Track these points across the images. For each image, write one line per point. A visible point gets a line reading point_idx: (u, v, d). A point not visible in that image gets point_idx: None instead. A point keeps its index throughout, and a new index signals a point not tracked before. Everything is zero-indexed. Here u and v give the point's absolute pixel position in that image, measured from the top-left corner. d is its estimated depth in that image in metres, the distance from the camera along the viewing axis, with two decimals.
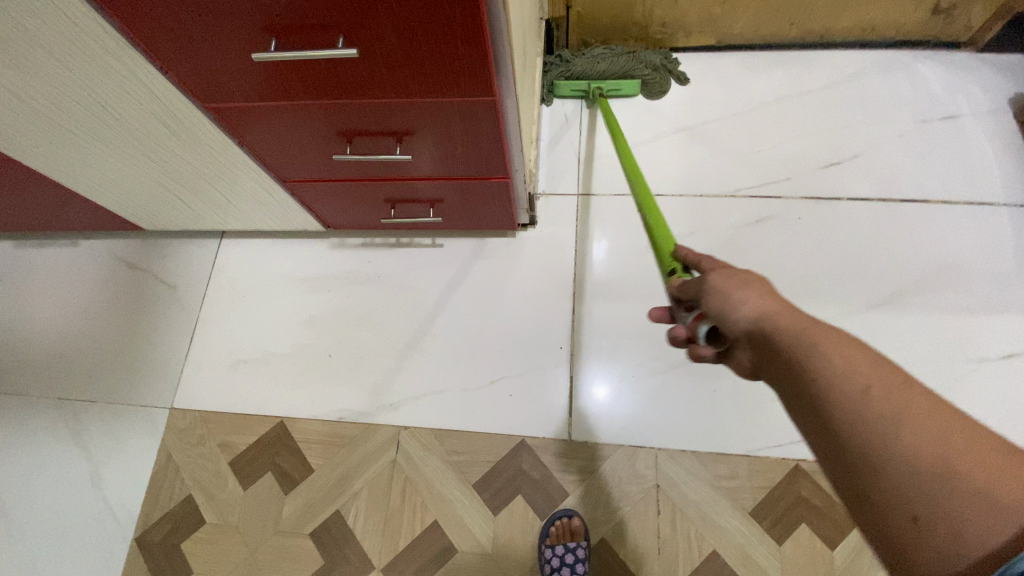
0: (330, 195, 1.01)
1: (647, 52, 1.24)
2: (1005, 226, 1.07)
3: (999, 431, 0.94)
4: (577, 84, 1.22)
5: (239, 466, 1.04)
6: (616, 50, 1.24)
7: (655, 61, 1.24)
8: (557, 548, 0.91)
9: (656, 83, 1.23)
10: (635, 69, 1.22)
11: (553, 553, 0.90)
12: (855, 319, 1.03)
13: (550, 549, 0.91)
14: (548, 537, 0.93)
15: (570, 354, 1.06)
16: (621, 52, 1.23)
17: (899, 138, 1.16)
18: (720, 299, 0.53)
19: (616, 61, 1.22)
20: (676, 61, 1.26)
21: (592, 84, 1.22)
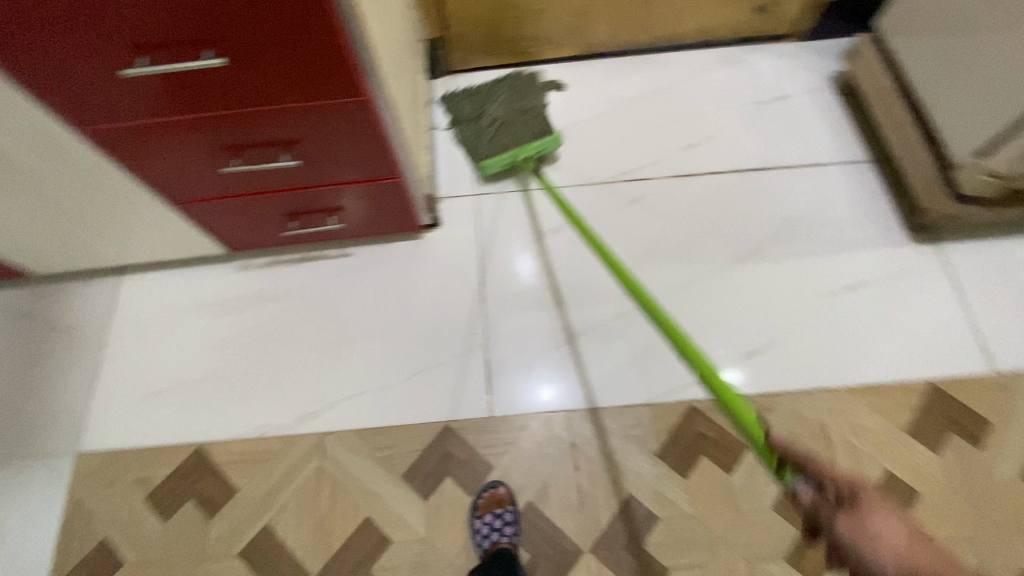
0: (228, 213, 1.03)
1: (539, 103, 1.31)
2: (837, 180, 1.25)
3: (855, 351, 1.09)
4: (505, 159, 1.21)
5: (158, 499, 1.01)
6: (520, 116, 1.27)
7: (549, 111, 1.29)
8: (486, 517, 0.96)
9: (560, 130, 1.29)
10: (545, 127, 1.25)
11: (482, 521, 0.95)
12: (727, 274, 1.17)
13: (479, 519, 0.96)
14: (477, 509, 0.98)
15: (483, 340, 1.13)
16: (525, 117, 1.27)
17: (745, 119, 1.34)
18: (858, 545, 0.46)
19: (527, 126, 1.25)
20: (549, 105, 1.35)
21: (519, 154, 1.21)
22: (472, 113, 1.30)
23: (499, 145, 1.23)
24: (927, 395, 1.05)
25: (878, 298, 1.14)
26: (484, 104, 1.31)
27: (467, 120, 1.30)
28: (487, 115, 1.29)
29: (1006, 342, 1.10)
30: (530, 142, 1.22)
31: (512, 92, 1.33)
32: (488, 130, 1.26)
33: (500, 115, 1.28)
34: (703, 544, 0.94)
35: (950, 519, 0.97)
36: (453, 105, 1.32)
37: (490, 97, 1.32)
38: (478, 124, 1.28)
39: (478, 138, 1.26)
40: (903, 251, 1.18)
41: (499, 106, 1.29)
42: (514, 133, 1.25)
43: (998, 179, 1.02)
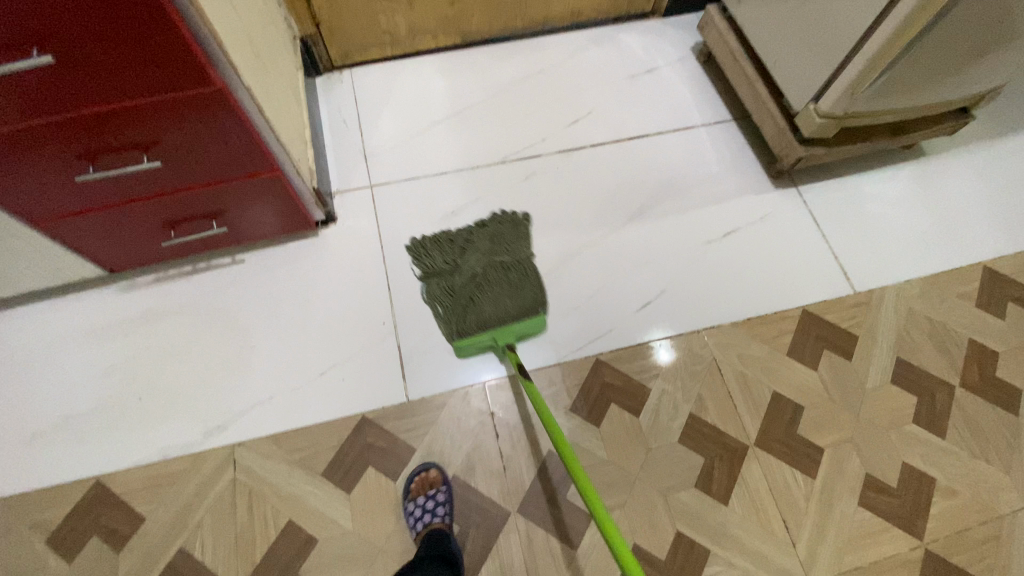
0: (95, 229, 0.98)
1: (524, 265, 1.17)
2: (707, 139, 1.37)
3: (737, 290, 1.19)
4: (484, 342, 1.07)
5: (54, 543, 0.94)
6: (501, 274, 1.15)
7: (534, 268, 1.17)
8: (419, 499, 0.97)
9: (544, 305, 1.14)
10: (531, 303, 1.12)
11: (415, 504, 0.96)
12: (619, 236, 1.24)
13: (412, 503, 0.96)
14: (410, 493, 0.98)
15: (393, 327, 1.13)
16: (508, 274, 1.15)
17: (620, 92, 1.43)
18: None
19: (511, 295, 1.12)
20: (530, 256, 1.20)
21: (497, 337, 1.07)
22: (449, 271, 1.17)
23: (480, 315, 1.10)
24: (802, 320, 1.17)
25: (752, 240, 1.25)
26: (459, 258, 1.18)
27: (441, 274, 1.16)
28: (465, 270, 1.16)
29: (862, 265, 1.24)
30: (511, 323, 1.08)
31: (491, 243, 1.21)
32: (468, 296, 1.12)
33: (479, 271, 1.15)
34: (621, 485, 1.00)
35: (832, 425, 1.09)
36: (424, 262, 1.18)
37: (466, 247, 1.20)
38: (454, 281, 1.15)
39: (456, 302, 1.12)
40: (768, 196, 1.30)
41: (479, 260, 1.17)
42: (498, 303, 1.11)
43: (834, 120, 1.14)
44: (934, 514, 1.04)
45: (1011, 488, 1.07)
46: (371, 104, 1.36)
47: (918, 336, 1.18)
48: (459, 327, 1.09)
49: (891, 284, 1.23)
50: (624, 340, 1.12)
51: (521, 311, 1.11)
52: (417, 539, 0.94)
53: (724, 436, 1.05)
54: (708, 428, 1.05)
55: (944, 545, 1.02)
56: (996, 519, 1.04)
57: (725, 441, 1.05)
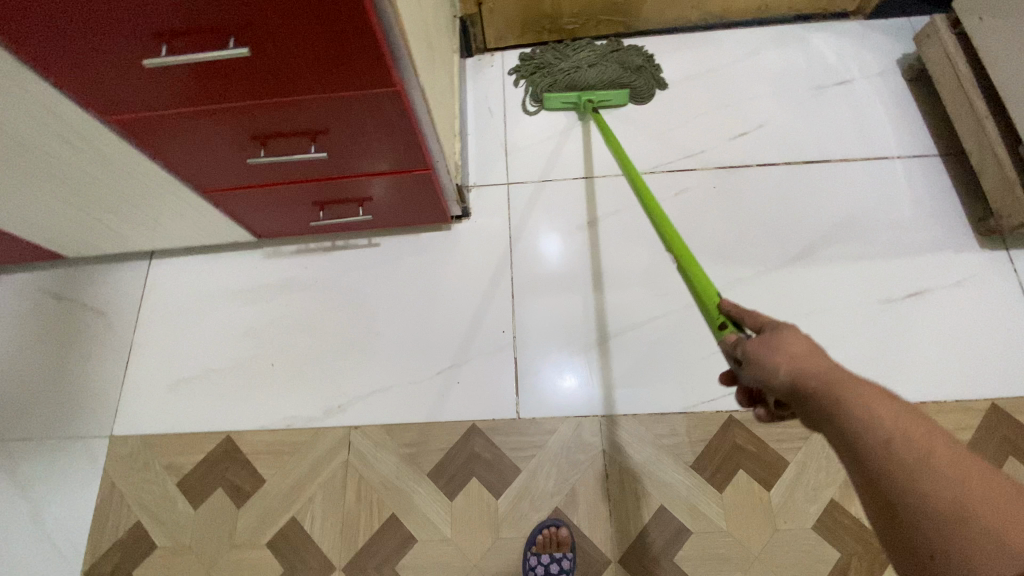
0: (254, 202, 1.01)
1: (628, 58, 1.25)
2: (900, 176, 1.16)
3: (909, 365, 1.02)
4: (567, 97, 1.23)
5: (187, 485, 1.02)
6: (603, 56, 1.25)
7: (639, 64, 1.25)
8: (543, 556, 0.92)
9: (645, 87, 1.25)
10: (621, 78, 1.23)
11: (539, 561, 0.91)
12: (774, 277, 1.10)
13: (535, 557, 0.92)
14: (534, 545, 0.94)
15: (513, 337, 1.09)
16: (609, 65, 1.23)
17: (801, 105, 1.24)
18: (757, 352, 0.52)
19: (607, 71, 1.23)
20: (656, 62, 1.29)
21: (581, 95, 1.22)
22: (556, 58, 1.26)
23: (568, 75, 1.23)
24: (989, 416, 0.98)
25: (940, 307, 1.06)
26: (569, 49, 1.27)
27: (549, 61, 1.26)
28: (571, 60, 1.25)
29: None
30: (597, 87, 1.23)
31: (606, 49, 1.27)
32: (566, 71, 1.24)
33: (584, 62, 1.24)
34: (738, 562, 0.91)
35: None
36: (535, 52, 1.28)
37: (582, 47, 1.27)
38: (559, 66, 1.24)
39: (555, 70, 1.24)
40: (969, 257, 1.09)
41: (587, 53, 1.25)
42: (590, 75, 1.22)
43: None
44: None
45: None
46: (518, 91, 1.29)
47: None
48: (550, 82, 1.24)
49: None
50: None
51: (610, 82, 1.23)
52: None
53: (869, 533, 0.91)
54: (850, 520, 0.92)
55: None
56: None
57: (870, 539, 0.91)
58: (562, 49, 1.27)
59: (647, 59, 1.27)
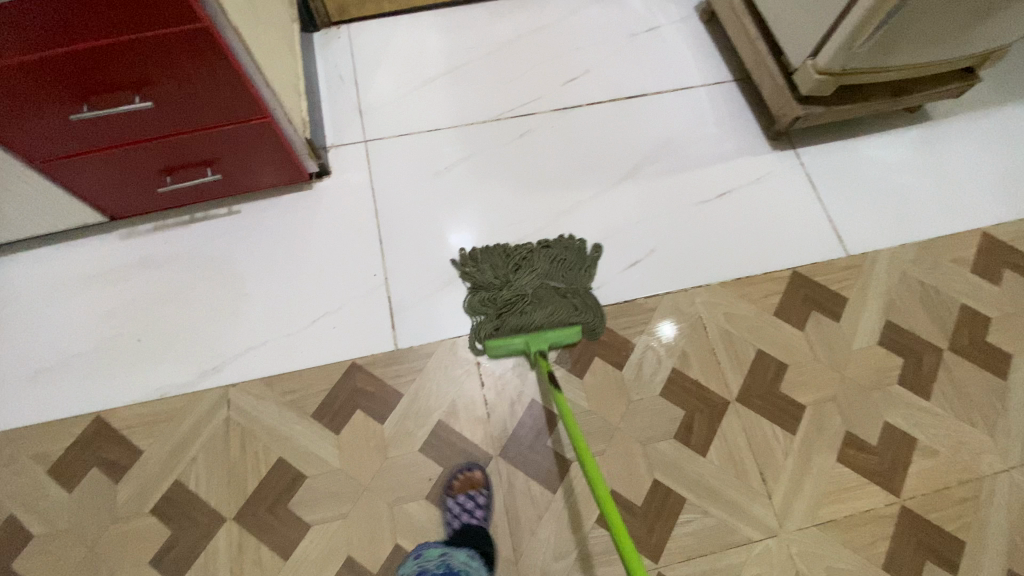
0: (92, 172, 1.00)
1: (577, 283, 1.13)
2: (705, 100, 1.35)
3: (726, 251, 1.19)
4: (513, 345, 1.05)
5: (58, 471, 0.99)
6: (551, 297, 1.10)
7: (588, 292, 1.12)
8: (460, 497, 0.97)
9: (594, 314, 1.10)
10: (575, 314, 1.09)
11: (456, 501, 0.96)
12: (611, 195, 1.24)
13: (452, 498, 0.97)
14: (451, 488, 0.99)
15: (384, 280, 1.15)
16: (559, 298, 1.10)
17: (619, 51, 1.40)
18: None
19: (555, 314, 1.09)
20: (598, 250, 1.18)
21: (529, 343, 1.05)
22: (497, 284, 1.12)
23: (519, 314, 1.09)
24: (792, 282, 1.17)
25: (745, 201, 1.24)
26: (511, 273, 1.13)
27: (490, 287, 1.13)
28: (516, 290, 1.11)
29: (855, 228, 1.23)
30: (546, 331, 1.06)
31: (551, 265, 1.15)
32: (513, 308, 1.10)
33: (528, 292, 1.11)
34: (601, 434, 1.03)
35: (815, 383, 1.09)
36: (473, 270, 1.14)
37: (523, 265, 1.15)
38: (500, 294, 1.11)
39: (498, 312, 1.10)
40: (764, 158, 1.29)
41: (533, 277, 1.13)
42: (540, 314, 1.09)
43: (831, 76, 1.11)
44: (909, 470, 1.04)
45: (993, 451, 1.07)
46: (367, 61, 1.35)
47: (909, 299, 1.17)
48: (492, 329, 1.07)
49: (883, 249, 1.22)
50: (612, 298, 1.14)
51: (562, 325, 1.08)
52: (448, 534, 0.96)
53: (706, 390, 1.06)
54: (689, 382, 1.07)
55: (921, 502, 1.03)
56: (975, 480, 1.05)
57: (707, 395, 1.06)
58: (503, 290, 1.12)
59: (588, 262, 1.16)
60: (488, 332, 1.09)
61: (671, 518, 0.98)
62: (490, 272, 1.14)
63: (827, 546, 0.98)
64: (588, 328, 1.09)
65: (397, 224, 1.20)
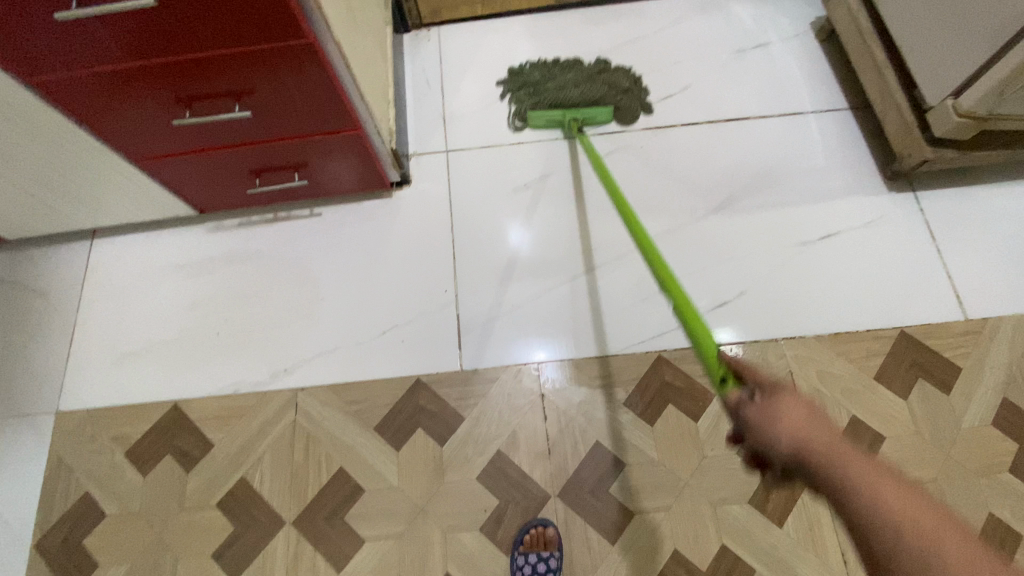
0: (189, 170, 1.02)
1: (617, 80, 1.25)
2: (813, 129, 1.23)
3: (825, 299, 1.09)
4: (553, 116, 1.20)
5: (135, 455, 1.04)
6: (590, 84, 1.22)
7: (627, 85, 1.25)
8: (530, 555, 0.93)
9: (629, 108, 1.24)
10: (611, 95, 1.23)
11: (526, 560, 0.93)
12: (700, 227, 1.16)
13: (522, 557, 0.93)
14: (522, 545, 0.95)
15: (455, 294, 1.13)
16: (597, 85, 1.23)
17: (722, 69, 1.30)
18: (764, 427, 0.55)
19: (592, 93, 1.21)
20: (644, 85, 1.29)
21: (567, 114, 1.20)
22: (542, 78, 1.27)
23: (557, 93, 1.22)
24: (898, 343, 1.05)
25: (851, 246, 1.13)
26: (556, 70, 1.27)
27: (534, 83, 1.26)
28: (557, 79, 1.25)
29: (979, 288, 1.10)
30: (581, 105, 1.21)
31: (597, 70, 1.27)
32: (552, 89, 1.24)
33: (569, 81, 1.24)
34: (669, 488, 0.97)
35: (915, 461, 0.98)
36: (525, 68, 1.29)
37: (570, 66, 1.27)
38: (544, 86, 1.25)
39: (541, 88, 1.25)
40: (877, 201, 1.17)
41: (576, 74, 1.25)
42: (576, 90, 1.21)
43: (975, 120, 0.97)
44: None
45: None
46: (455, 63, 1.32)
47: None
48: (535, 101, 1.22)
49: (1011, 316, 1.08)
50: (692, 340, 1.07)
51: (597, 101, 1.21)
52: None
53: None
54: None
55: None
56: None
57: None
58: (549, 78, 1.26)
59: (634, 80, 1.27)
60: (528, 108, 1.22)
61: None
62: (538, 70, 1.28)
63: None
64: (620, 107, 1.24)
65: (474, 238, 1.17)
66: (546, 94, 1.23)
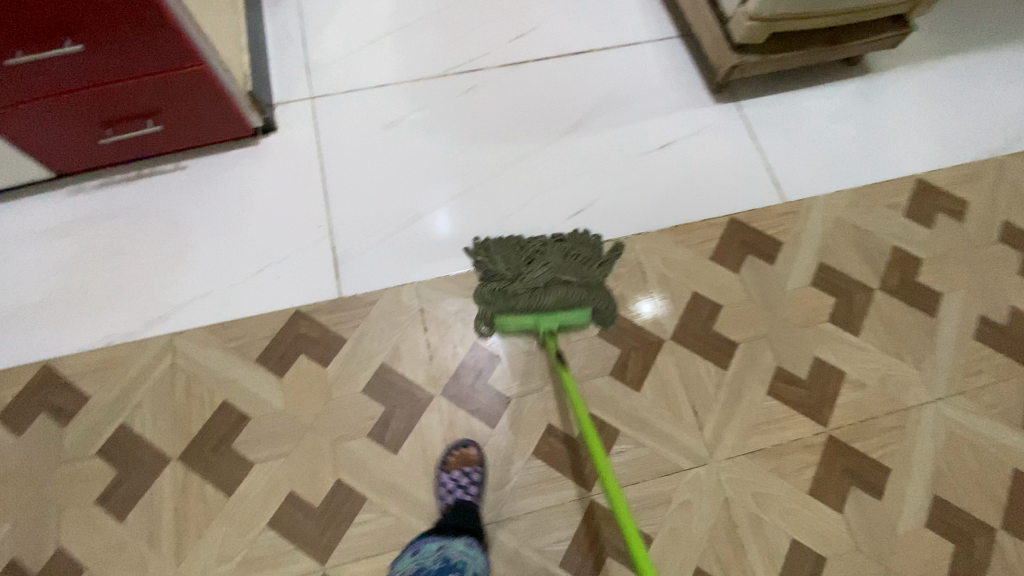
0: (30, 123, 1.01)
1: (590, 277, 1.11)
2: (649, 55, 1.37)
3: (666, 198, 1.22)
4: (524, 322, 1.07)
5: (5, 417, 1.01)
6: (564, 290, 1.08)
7: (599, 282, 1.11)
8: (454, 473, 0.97)
9: (607, 311, 1.10)
10: (587, 298, 1.09)
11: (450, 477, 0.96)
12: (556, 147, 1.27)
13: (447, 475, 0.97)
14: (446, 464, 0.99)
15: (329, 230, 1.17)
16: (569, 289, 1.09)
17: (567, 8, 1.42)
18: None
19: (566, 295, 1.08)
20: (619, 253, 1.15)
21: (540, 321, 1.06)
22: (508, 271, 1.11)
23: (527, 299, 1.07)
24: (729, 228, 1.20)
25: (686, 151, 1.27)
26: (522, 262, 1.12)
27: (502, 279, 1.11)
28: (527, 279, 1.10)
29: (793, 176, 1.27)
30: (557, 311, 1.07)
31: (564, 259, 1.12)
32: (522, 293, 1.08)
33: (540, 283, 1.09)
34: (540, 373, 1.06)
35: (749, 322, 1.12)
36: (485, 255, 1.13)
37: (535, 257, 1.12)
38: (512, 287, 1.09)
39: (509, 292, 1.09)
40: (705, 111, 1.32)
41: (544, 270, 1.10)
42: (553, 308, 1.07)
43: (762, 22, 1.13)
44: (839, 403, 1.08)
45: (919, 383, 1.11)
46: (315, 20, 1.36)
47: (843, 242, 1.20)
48: (504, 307, 1.08)
49: (820, 196, 1.25)
50: None
51: (574, 308, 1.08)
52: (441, 509, 0.96)
53: (642, 331, 1.10)
54: (627, 323, 1.11)
55: (847, 431, 1.07)
56: (901, 410, 1.09)
57: (643, 335, 1.10)
58: (518, 277, 1.10)
59: (606, 269, 1.13)
60: (497, 312, 1.08)
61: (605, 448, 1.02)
62: (502, 260, 1.12)
63: (755, 473, 1.02)
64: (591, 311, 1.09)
65: (345, 177, 1.21)
66: (519, 302, 1.08)
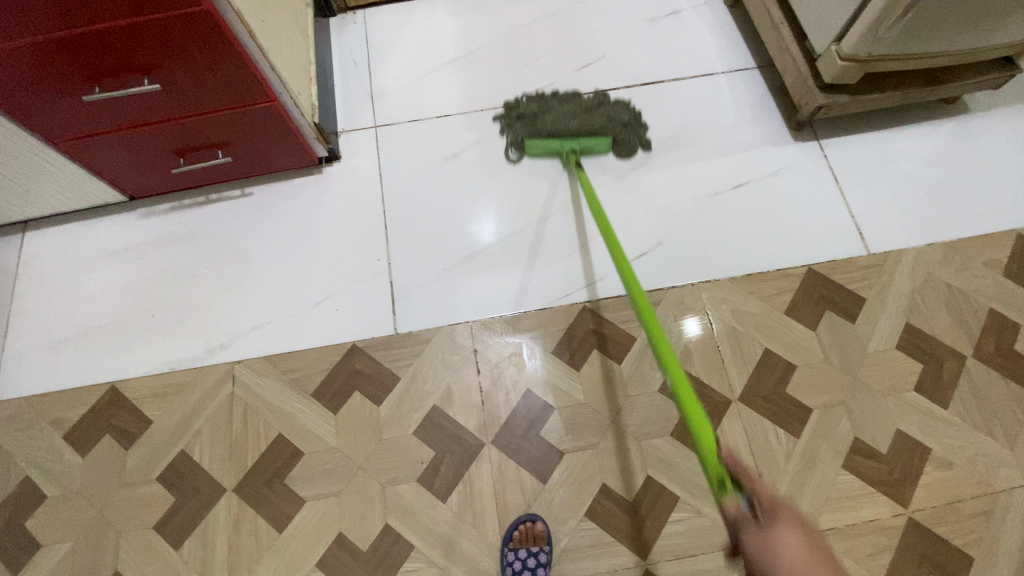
0: (109, 152, 1.04)
1: (615, 114, 1.23)
2: (724, 88, 1.30)
3: (737, 244, 1.15)
4: (550, 145, 1.20)
5: (73, 437, 1.04)
6: (587, 116, 1.21)
7: (625, 119, 1.23)
8: (520, 551, 0.94)
9: (628, 141, 1.22)
10: (610, 128, 1.21)
11: (516, 557, 0.93)
12: (621, 185, 1.21)
13: (513, 553, 0.94)
14: (511, 541, 0.95)
15: (387, 263, 1.16)
16: (592, 116, 1.22)
17: (638, 36, 1.36)
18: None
19: (588, 122, 1.20)
20: (644, 121, 1.27)
21: (564, 144, 1.20)
22: (540, 109, 1.25)
23: (554, 125, 1.21)
24: (806, 280, 1.12)
25: (761, 194, 1.20)
26: (553, 103, 1.26)
27: (534, 115, 1.25)
28: (555, 112, 1.23)
29: (879, 225, 1.17)
30: (580, 137, 1.20)
31: (591, 104, 1.25)
32: (550, 119, 1.22)
33: (565, 111, 1.23)
34: (596, 426, 1.02)
35: (823, 386, 1.04)
36: (521, 100, 1.27)
37: (565, 99, 1.26)
38: (542, 117, 1.23)
39: (537, 120, 1.23)
40: (784, 151, 1.24)
41: (571, 106, 1.24)
42: (575, 126, 1.20)
43: (857, 63, 1.04)
44: (923, 483, 0.99)
45: (1016, 466, 1.01)
46: (380, 46, 1.35)
47: (933, 303, 1.11)
48: (533, 131, 1.22)
49: (909, 249, 1.15)
50: (614, 290, 1.12)
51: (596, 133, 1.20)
52: None
53: (706, 388, 1.05)
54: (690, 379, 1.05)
55: (930, 515, 0.98)
56: (993, 496, 0.99)
57: (706, 393, 1.04)
58: (548, 108, 1.25)
59: (634, 114, 1.25)
60: (526, 137, 1.22)
61: (662, 514, 0.97)
62: (537, 101, 1.27)
63: None
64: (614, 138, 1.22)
65: (405, 208, 1.20)
66: (546, 123, 1.22)
